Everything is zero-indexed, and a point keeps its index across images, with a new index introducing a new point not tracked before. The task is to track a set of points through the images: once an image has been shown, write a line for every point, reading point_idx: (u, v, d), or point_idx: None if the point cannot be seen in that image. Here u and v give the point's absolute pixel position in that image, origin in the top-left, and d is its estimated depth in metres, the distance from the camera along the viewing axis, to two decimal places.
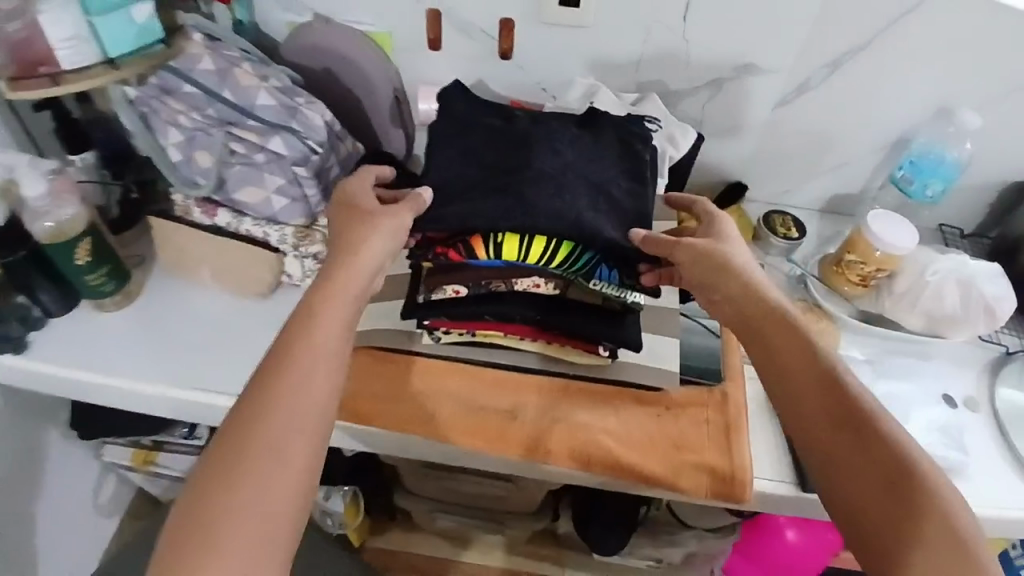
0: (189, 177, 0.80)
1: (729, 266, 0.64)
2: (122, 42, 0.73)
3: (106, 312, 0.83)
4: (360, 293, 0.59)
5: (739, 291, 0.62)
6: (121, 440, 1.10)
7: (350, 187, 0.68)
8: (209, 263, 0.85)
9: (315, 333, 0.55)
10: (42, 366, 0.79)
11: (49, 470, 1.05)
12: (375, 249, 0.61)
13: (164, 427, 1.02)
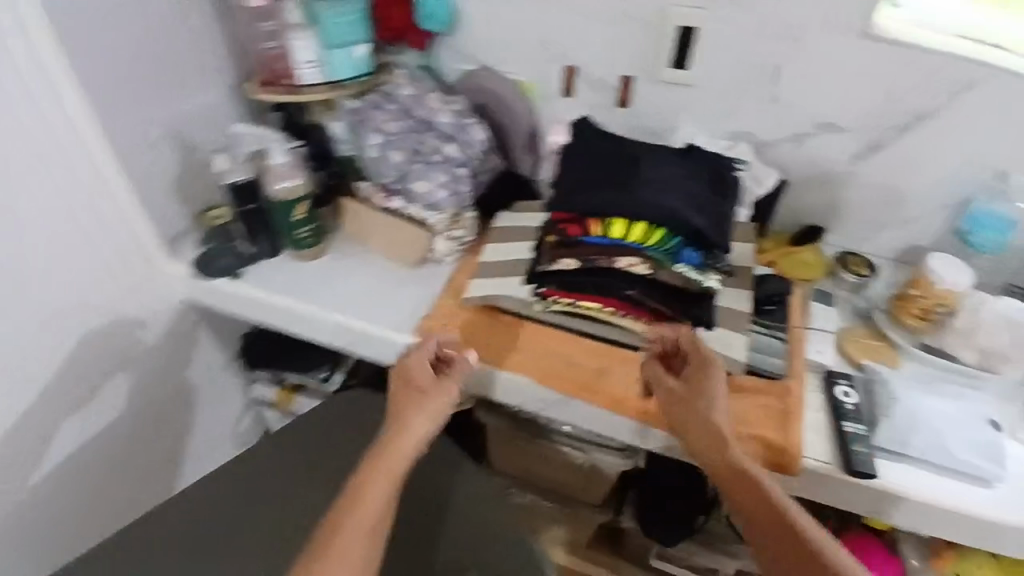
0: (382, 170, 1.07)
1: (702, 420, 0.80)
2: (345, 70, 1.08)
3: (301, 262, 1.11)
4: (402, 459, 0.80)
5: (707, 445, 0.78)
6: (271, 377, 1.36)
7: (408, 364, 0.88)
8: (380, 235, 1.12)
9: (384, 469, 0.79)
10: (256, 290, 1.07)
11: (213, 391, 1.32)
12: (416, 430, 0.82)
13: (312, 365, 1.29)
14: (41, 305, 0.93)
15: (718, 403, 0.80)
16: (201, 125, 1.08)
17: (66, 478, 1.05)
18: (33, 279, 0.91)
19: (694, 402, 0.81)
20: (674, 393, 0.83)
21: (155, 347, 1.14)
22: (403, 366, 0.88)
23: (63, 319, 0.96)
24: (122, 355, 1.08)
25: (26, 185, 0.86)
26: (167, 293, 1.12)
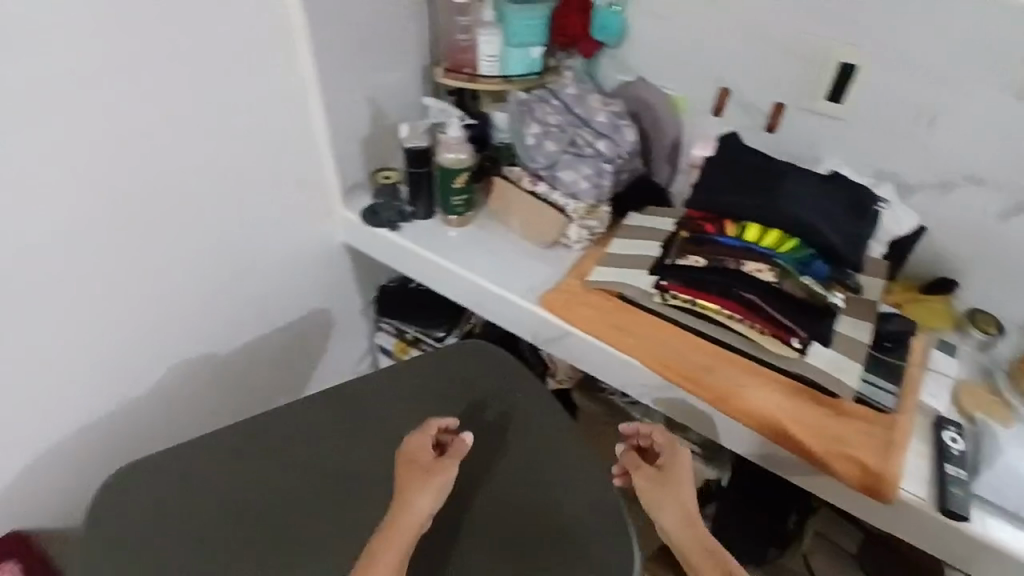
0: (533, 156, 1.15)
1: (679, 500, 0.86)
2: (519, 67, 1.21)
3: (449, 226, 1.24)
4: (409, 535, 0.81)
5: (683, 529, 0.84)
6: (393, 328, 1.44)
7: (411, 445, 0.90)
8: (522, 215, 1.20)
9: (394, 541, 0.80)
10: (407, 240, 1.22)
11: (350, 331, 1.46)
12: (419, 509, 0.83)
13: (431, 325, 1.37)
14: (239, 219, 1.13)
15: (687, 484, 0.88)
16: (391, 96, 1.25)
17: (219, 367, 1.23)
18: (238, 196, 1.11)
19: (670, 488, 0.87)
20: (652, 476, 0.88)
21: (313, 279, 1.32)
22: (407, 451, 0.89)
23: (252, 234, 1.16)
24: (286, 277, 1.26)
25: (251, 118, 1.06)
26: (333, 232, 1.30)
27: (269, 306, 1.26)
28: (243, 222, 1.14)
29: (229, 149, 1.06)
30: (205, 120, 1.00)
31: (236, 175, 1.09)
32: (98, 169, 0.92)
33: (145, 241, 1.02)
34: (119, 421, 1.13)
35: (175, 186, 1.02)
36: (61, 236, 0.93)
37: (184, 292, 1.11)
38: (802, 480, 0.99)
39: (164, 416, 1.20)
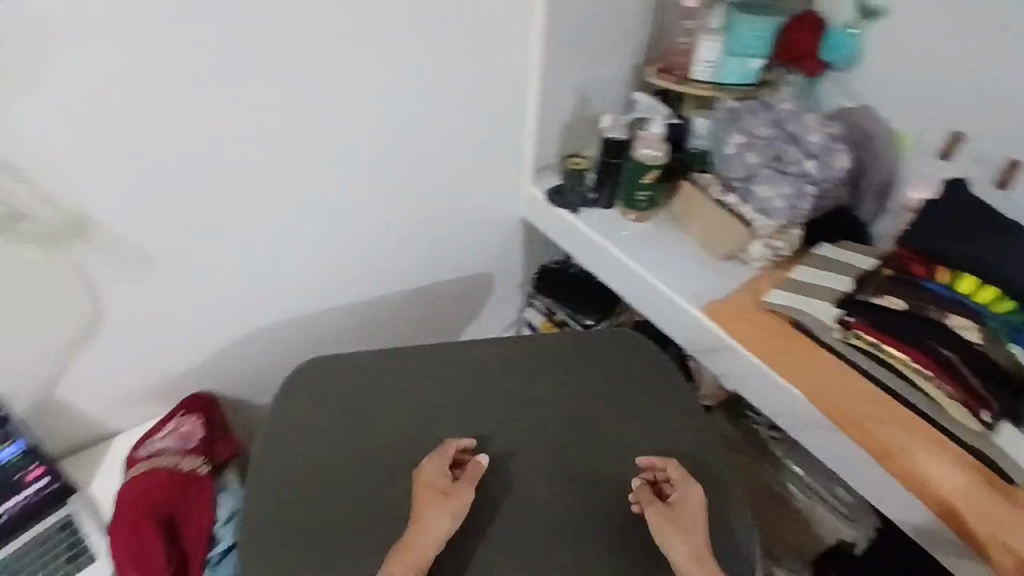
0: (731, 165, 1.12)
1: (694, 539, 0.82)
2: (733, 77, 1.19)
3: (626, 220, 1.20)
4: (424, 556, 0.79)
5: (696, 571, 0.80)
6: (542, 304, 1.41)
7: (430, 467, 0.86)
8: (705, 221, 1.16)
9: (407, 564, 0.79)
10: (583, 225, 1.19)
11: (491, 309, 1.44)
12: (435, 530, 0.80)
13: (582, 303, 1.37)
14: (439, 181, 1.16)
15: (701, 522, 0.84)
16: (602, 89, 1.24)
17: (386, 315, 1.27)
18: (445, 160, 1.14)
19: (681, 525, 0.83)
20: (663, 513, 0.84)
21: (485, 253, 1.33)
22: (421, 473, 0.86)
23: (446, 197, 1.19)
24: (464, 244, 1.28)
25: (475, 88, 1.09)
26: (506, 206, 1.29)
27: (443, 269, 1.28)
28: (442, 185, 1.17)
29: (450, 114, 1.09)
30: (438, 84, 1.04)
31: (449, 140, 1.12)
32: (340, 113, 0.97)
33: (358, 187, 1.07)
34: (291, 352, 1.18)
35: (397, 141, 1.06)
36: (293, 169, 0.98)
37: (377, 242, 1.15)
38: (952, 563, 0.90)
39: (313, 349, 1.21)
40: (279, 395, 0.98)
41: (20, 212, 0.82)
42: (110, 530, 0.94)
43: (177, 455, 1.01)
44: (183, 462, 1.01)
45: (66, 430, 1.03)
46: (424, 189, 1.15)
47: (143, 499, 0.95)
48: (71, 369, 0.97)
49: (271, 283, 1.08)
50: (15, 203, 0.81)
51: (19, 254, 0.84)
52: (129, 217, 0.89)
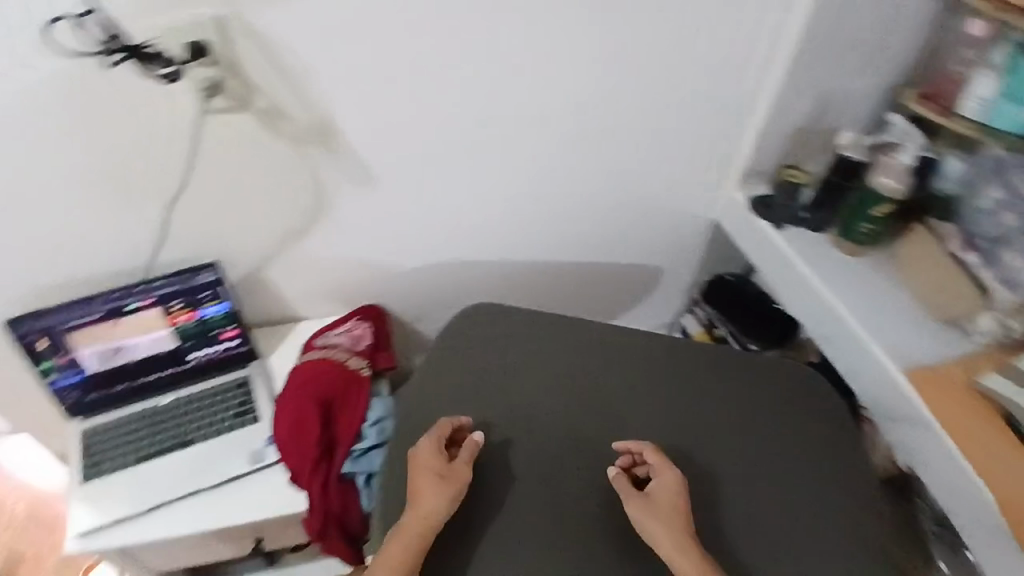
0: (982, 223, 1.00)
1: (677, 528, 0.83)
2: (1006, 123, 0.97)
3: (838, 249, 1.09)
4: (422, 529, 0.83)
5: (682, 556, 0.81)
6: (704, 314, 1.36)
7: (422, 451, 0.89)
8: (929, 278, 1.03)
9: (403, 541, 0.83)
10: (784, 242, 1.09)
11: (655, 299, 1.42)
12: (432, 507, 0.84)
13: (748, 324, 1.29)
14: (647, 164, 1.13)
15: (675, 510, 0.85)
16: (849, 104, 1.09)
17: (554, 278, 1.29)
18: (658, 144, 1.10)
19: (660, 516, 0.84)
20: (641, 506, 0.86)
21: (667, 244, 1.29)
22: (416, 464, 0.89)
23: (647, 181, 1.15)
24: (650, 231, 1.25)
25: (713, 78, 1.03)
26: (700, 202, 1.22)
27: (620, 249, 1.27)
28: (648, 167, 1.13)
29: (679, 99, 1.04)
30: (679, 65, 0.99)
31: (669, 125, 1.07)
32: (573, 76, 0.96)
33: (568, 151, 1.07)
34: (461, 285, 1.25)
35: (619, 114, 1.03)
36: (515, 121, 1.00)
37: (568, 207, 1.15)
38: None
39: (481, 291, 1.27)
40: (458, 319, 1.07)
41: (280, 109, 0.90)
42: (282, 393, 1.06)
43: (347, 351, 1.12)
44: (351, 359, 1.11)
45: (266, 304, 1.17)
46: (629, 167, 1.12)
47: (313, 376, 1.06)
48: (283, 253, 1.09)
49: (464, 221, 1.12)
50: (278, 101, 0.89)
51: (271, 146, 0.93)
52: (364, 134, 0.95)
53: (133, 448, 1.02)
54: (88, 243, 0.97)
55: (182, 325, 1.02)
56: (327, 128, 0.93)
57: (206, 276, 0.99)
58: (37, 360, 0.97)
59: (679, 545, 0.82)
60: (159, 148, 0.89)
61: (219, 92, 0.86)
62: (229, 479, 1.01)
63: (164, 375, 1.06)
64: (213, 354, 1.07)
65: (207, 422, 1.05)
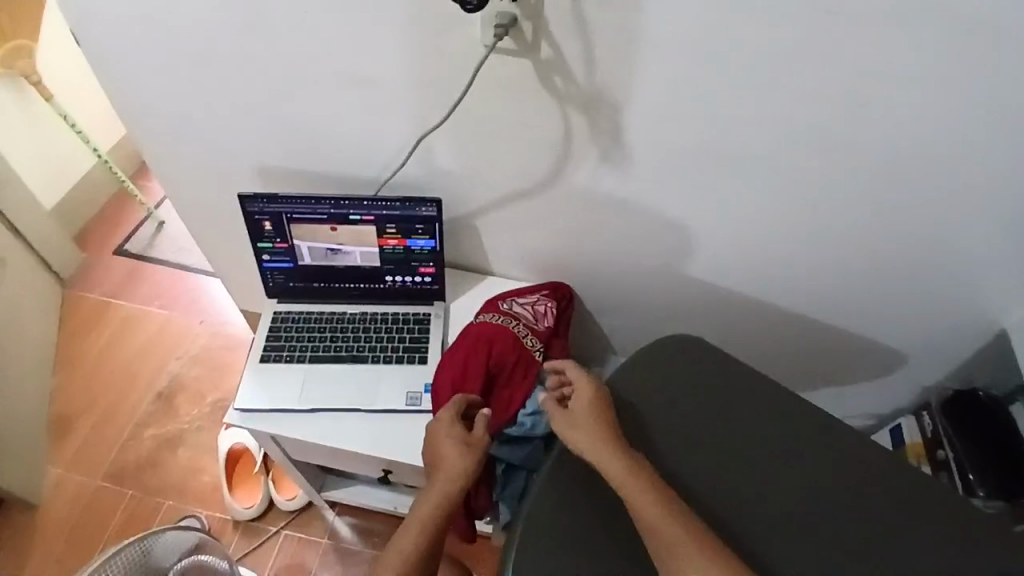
0: None
1: (601, 432, 0.86)
2: None
3: None
4: (450, 481, 0.89)
5: (607, 453, 0.84)
6: (933, 427, 1.18)
7: (435, 424, 0.94)
8: None
9: (434, 494, 0.88)
10: None
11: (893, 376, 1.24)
12: (451, 461, 0.90)
13: (988, 468, 1.07)
14: (949, 238, 0.92)
15: (596, 424, 0.88)
16: None
17: (776, 319, 1.17)
18: (976, 222, 0.89)
19: (581, 416, 0.89)
20: (566, 418, 0.90)
21: (922, 326, 1.09)
22: (431, 430, 0.93)
23: (938, 255, 0.95)
24: (911, 306, 1.06)
25: None
26: (992, 293, 0.99)
27: (864, 313, 1.09)
28: (948, 241, 0.93)
29: None
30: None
31: (1004, 204, 0.86)
32: (912, 114, 0.78)
33: (859, 195, 0.90)
34: (670, 289, 1.15)
35: (946, 173, 0.84)
36: (815, 146, 0.84)
37: (827, 251, 1.00)
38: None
39: (699, 304, 1.17)
40: (670, 342, 0.99)
41: (565, 65, 0.81)
42: (453, 344, 1.03)
43: (527, 327, 1.06)
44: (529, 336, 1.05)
45: (471, 247, 1.15)
46: (924, 234, 0.93)
47: (486, 338, 1.02)
48: (508, 207, 1.04)
49: (702, 228, 1.01)
50: (567, 57, 0.80)
51: (541, 101, 0.86)
52: (642, 112, 0.85)
53: (312, 345, 1.06)
54: (343, 141, 0.99)
55: (390, 248, 1.03)
56: (605, 97, 0.84)
57: (429, 211, 0.98)
58: (261, 237, 1.03)
59: (608, 451, 0.84)
60: (435, 71, 0.86)
61: (512, 31, 0.79)
62: (385, 409, 1.00)
63: (358, 287, 1.09)
64: (407, 283, 1.08)
65: (380, 345, 1.06)
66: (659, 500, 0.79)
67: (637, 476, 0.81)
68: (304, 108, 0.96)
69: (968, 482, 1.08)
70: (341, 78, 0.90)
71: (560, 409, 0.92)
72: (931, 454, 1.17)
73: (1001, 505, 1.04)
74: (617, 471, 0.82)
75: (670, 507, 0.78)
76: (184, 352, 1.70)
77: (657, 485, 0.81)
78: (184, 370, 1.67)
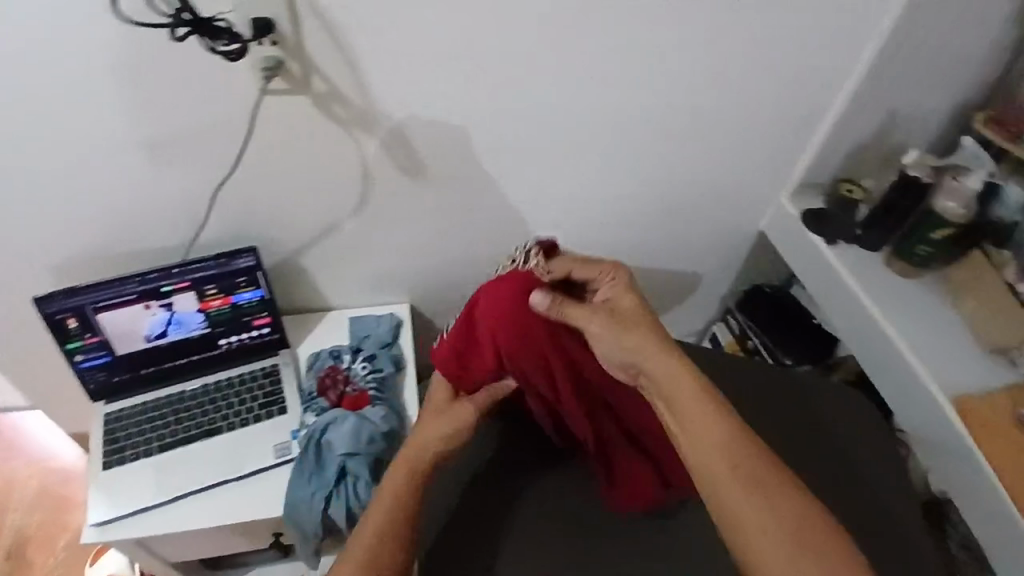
0: None
1: (651, 340, 0.83)
2: None
3: (889, 267, 1.08)
4: (416, 450, 0.88)
5: (670, 363, 0.82)
6: (739, 325, 1.35)
7: (438, 395, 0.95)
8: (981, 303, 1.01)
9: (402, 459, 0.86)
10: (833, 257, 1.07)
11: (701, 306, 1.42)
12: (432, 428, 0.90)
13: (786, 343, 1.29)
14: (698, 175, 1.11)
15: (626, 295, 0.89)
16: (914, 120, 1.06)
17: None
18: (712, 158, 1.09)
19: (631, 325, 0.85)
20: (602, 316, 0.86)
21: (713, 252, 1.28)
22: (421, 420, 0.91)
23: (695, 193, 1.14)
24: (698, 237, 1.24)
25: (773, 88, 0.99)
26: (747, 212, 1.20)
27: (660, 253, 1.26)
28: (699, 179, 1.12)
29: (742, 109, 1.02)
30: (748, 73, 0.96)
31: (728, 140, 1.06)
32: (637, 78, 0.94)
33: (623, 152, 1.04)
34: None
35: (679, 125, 1.02)
36: (576, 119, 0.98)
37: (614, 212, 1.14)
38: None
39: None
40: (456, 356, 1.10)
41: (339, 93, 0.88)
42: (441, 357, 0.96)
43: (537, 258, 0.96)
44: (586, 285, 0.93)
45: (299, 293, 1.14)
46: (681, 176, 1.11)
47: (517, 324, 0.91)
48: (328, 238, 1.06)
49: (505, 217, 1.11)
50: (340, 86, 0.87)
51: (329, 132, 0.91)
52: (425, 121, 0.93)
53: (157, 434, 1.01)
54: (134, 217, 0.96)
55: (215, 310, 1.01)
56: (386, 118, 0.92)
57: (245, 262, 0.98)
58: (67, 338, 0.96)
59: (658, 363, 0.82)
60: (215, 124, 0.87)
61: (278, 71, 0.84)
62: (255, 471, 0.99)
63: (192, 360, 1.04)
64: (244, 341, 1.06)
65: (232, 411, 1.03)
66: (710, 420, 0.79)
67: (700, 407, 0.79)
68: (83, 194, 0.92)
69: (776, 357, 1.29)
70: (117, 153, 0.88)
71: (604, 302, 0.89)
72: (745, 347, 1.34)
73: (807, 368, 1.27)
74: (682, 407, 0.80)
75: (708, 413, 0.79)
76: (13, 503, 1.48)
77: (702, 396, 0.80)
78: (19, 523, 1.46)
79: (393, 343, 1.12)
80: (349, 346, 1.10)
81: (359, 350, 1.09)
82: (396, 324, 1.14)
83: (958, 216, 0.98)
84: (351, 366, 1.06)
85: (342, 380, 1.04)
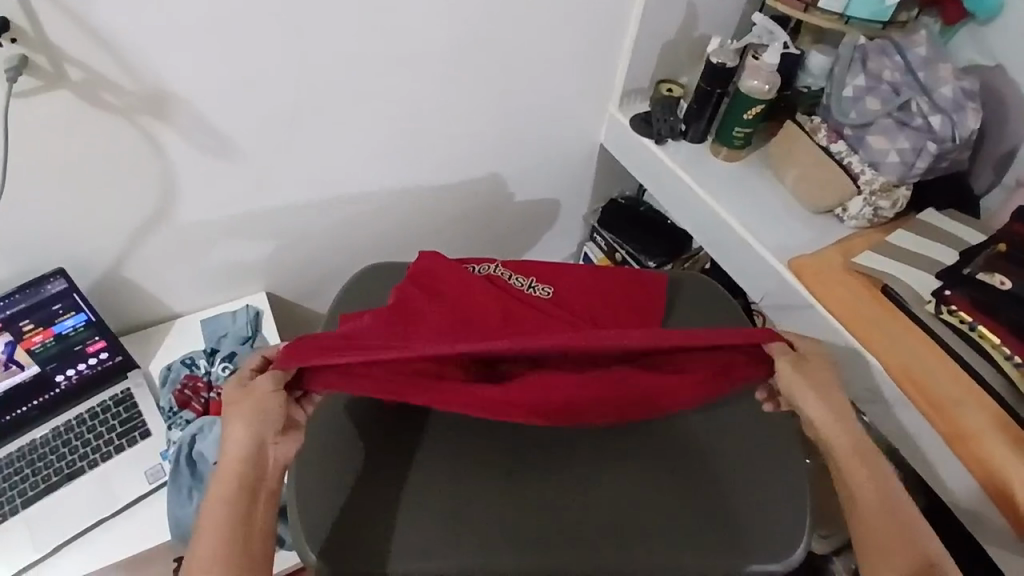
0: (846, 111, 1.01)
1: (830, 401, 0.74)
2: (865, 11, 1.01)
3: (713, 157, 1.14)
4: (245, 456, 0.66)
5: (833, 421, 0.73)
6: (606, 241, 1.36)
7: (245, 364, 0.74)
8: (799, 170, 1.06)
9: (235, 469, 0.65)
10: (660, 154, 1.14)
11: (564, 228, 1.44)
12: (240, 428, 0.67)
13: (646, 245, 1.33)
14: (518, 98, 1.12)
15: (828, 376, 0.76)
16: (709, 9, 1.10)
17: (448, 226, 1.27)
18: (525, 79, 1.09)
19: (818, 379, 0.75)
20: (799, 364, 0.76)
21: (559, 173, 1.30)
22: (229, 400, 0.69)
23: (521, 116, 1.15)
24: (540, 162, 1.25)
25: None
26: (575, 126, 1.22)
27: (507, 184, 1.26)
28: (519, 102, 1.13)
29: (542, 23, 1.02)
30: None
31: (536, 57, 1.07)
32: (423, 10, 0.92)
33: (434, 90, 1.03)
34: (352, 245, 1.19)
35: (480, 52, 1.02)
36: (376, 64, 0.96)
37: (444, 151, 1.13)
38: (995, 555, 0.87)
39: (382, 246, 1.23)
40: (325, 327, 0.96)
41: (103, 78, 0.80)
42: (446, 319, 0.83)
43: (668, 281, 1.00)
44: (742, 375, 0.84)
45: (134, 302, 1.06)
46: (500, 102, 1.11)
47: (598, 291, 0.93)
48: (148, 239, 0.99)
49: (332, 178, 1.07)
50: (103, 72, 0.80)
51: (106, 124, 0.84)
52: (211, 92, 0.88)
53: (15, 491, 0.91)
54: None
55: (41, 347, 0.91)
56: (166, 98, 0.85)
57: (56, 285, 0.89)
58: None
59: (840, 437, 0.73)
60: None
61: (25, 69, 0.75)
62: (129, 504, 0.92)
63: (30, 408, 0.93)
64: (83, 374, 0.96)
65: (91, 449, 0.95)
66: (868, 455, 0.73)
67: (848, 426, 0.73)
68: None
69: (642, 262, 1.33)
70: None
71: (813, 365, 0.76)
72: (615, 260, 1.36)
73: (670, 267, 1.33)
74: (870, 460, 0.72)
75: (901, 519, 0.69)
76: None
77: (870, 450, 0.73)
78: None
79: (255, 336, 1.07)
80: (204, 350, 1.05)
81: (215, 351, 1.04)
82: (254, 314, 1.09)
83: (766, 95, 1.04)
84: (210, 370, 1.02)
85: (203, 387, 0.99)
